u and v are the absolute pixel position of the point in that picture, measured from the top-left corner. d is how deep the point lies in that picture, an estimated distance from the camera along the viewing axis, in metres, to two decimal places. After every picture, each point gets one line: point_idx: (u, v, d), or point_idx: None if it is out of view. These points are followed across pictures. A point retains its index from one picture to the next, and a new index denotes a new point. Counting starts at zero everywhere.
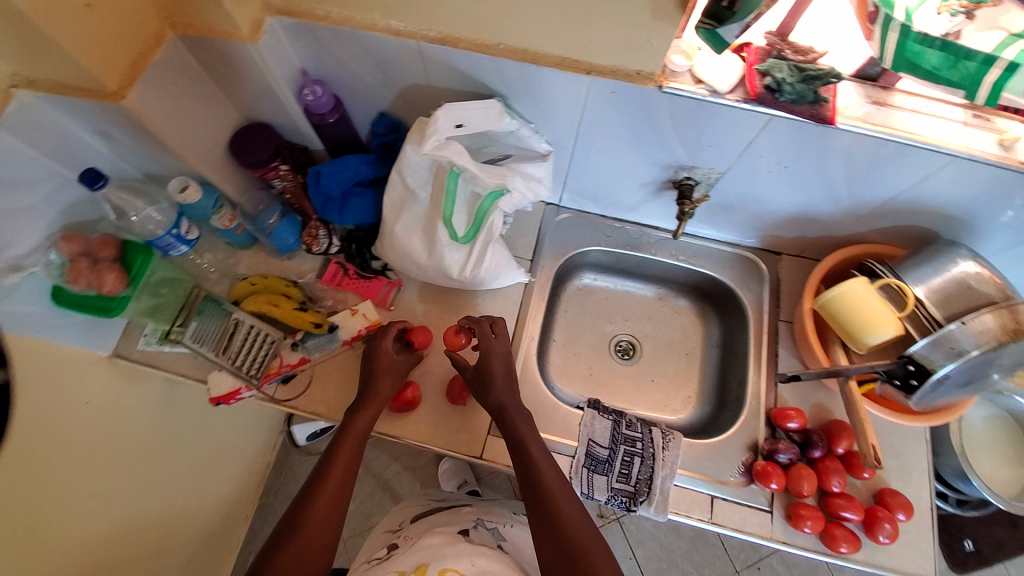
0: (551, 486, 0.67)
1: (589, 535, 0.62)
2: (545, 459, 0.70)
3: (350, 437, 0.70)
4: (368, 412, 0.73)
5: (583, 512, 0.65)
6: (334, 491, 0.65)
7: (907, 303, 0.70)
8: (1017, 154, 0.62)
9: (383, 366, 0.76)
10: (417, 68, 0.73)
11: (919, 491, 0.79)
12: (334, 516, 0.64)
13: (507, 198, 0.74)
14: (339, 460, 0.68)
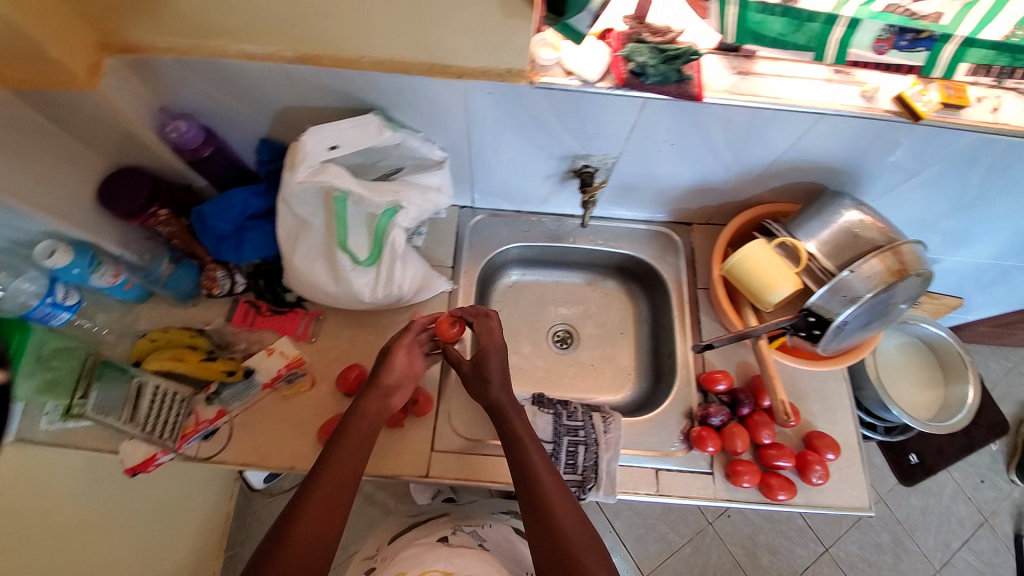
0: (547, 487, 0.67)
1: (581, 536, 0.63)
2: (542, 461, 0.70)
3: (347, 447, 0.67)
4: (366, 426, 0.70)
5: (572, 508, 0.66)
6: (326, 504, 0.62)
7: (801, 259, 0.73)
8: (879, 103, 0.64)
9: (388, 376, 0.74)
10: (286, 90, 0.70)
11: (844, 427, 0.84)
12: (329, 526, 0.61)
13: (403, 213, 0.71)
14: (333, 472, 0.65)
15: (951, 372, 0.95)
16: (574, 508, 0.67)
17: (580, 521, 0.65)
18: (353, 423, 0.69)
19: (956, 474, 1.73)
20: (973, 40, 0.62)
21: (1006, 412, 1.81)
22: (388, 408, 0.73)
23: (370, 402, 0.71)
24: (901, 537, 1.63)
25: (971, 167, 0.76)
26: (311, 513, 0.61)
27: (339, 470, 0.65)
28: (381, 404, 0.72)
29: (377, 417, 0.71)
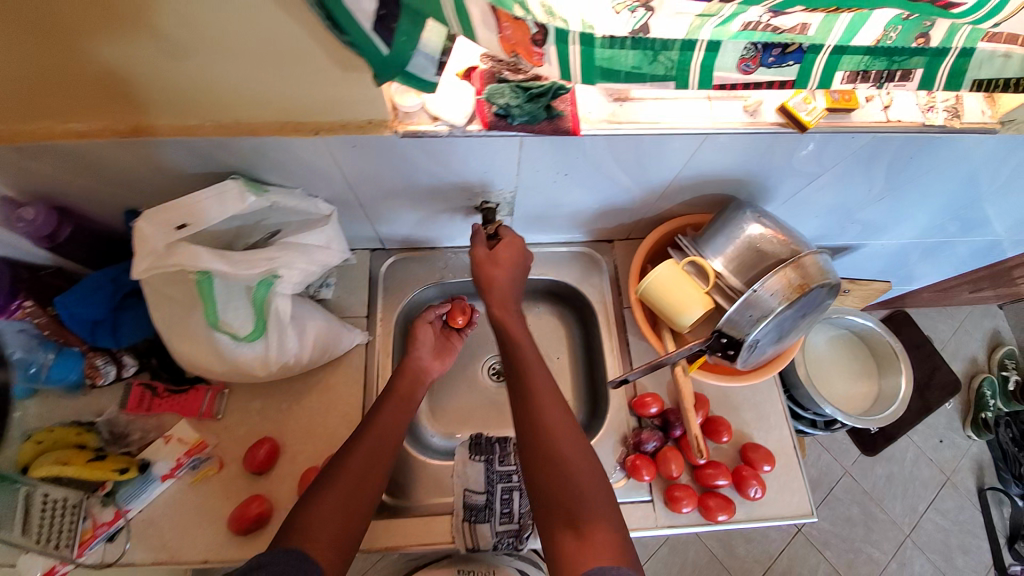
0: (552, 424, 0.66)
1: (589, 478, 0.62)
2: (550, 400, 0.67)
3: (386, 420, 0.71)
4: (397, 403, 0.74)
5: (582, 447, 0.65)
6: (360, 471, 0.65)
7: (709, 277, 0.72)
8: (763, 116, 0.62)
9: (418, 354, 0.81)
10: (136, 163, 0.64)
11: (780, 433, 0.83)
12: (363, 490, 0.64)
13: (281, 282, 0.65)
14: (368, 442, 0.68)
15: (886, 365, 0.97)
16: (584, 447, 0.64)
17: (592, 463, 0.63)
18: (386, 399, 0.74)
19: (916, 437, 1.68)
20: (845, 48, 0.50)
21: (957, 369, 1.78)
22: (424, 382, 0.79)
23: (403, 380, 0.77)
24: (868, 506, 1.59)
25: (872, 163, 0.74)
26: (345, 476, 0.64)
27: (376, 439, 0.69)
28: (413, 382, 0.78)
29: (403, 389, 0.76)
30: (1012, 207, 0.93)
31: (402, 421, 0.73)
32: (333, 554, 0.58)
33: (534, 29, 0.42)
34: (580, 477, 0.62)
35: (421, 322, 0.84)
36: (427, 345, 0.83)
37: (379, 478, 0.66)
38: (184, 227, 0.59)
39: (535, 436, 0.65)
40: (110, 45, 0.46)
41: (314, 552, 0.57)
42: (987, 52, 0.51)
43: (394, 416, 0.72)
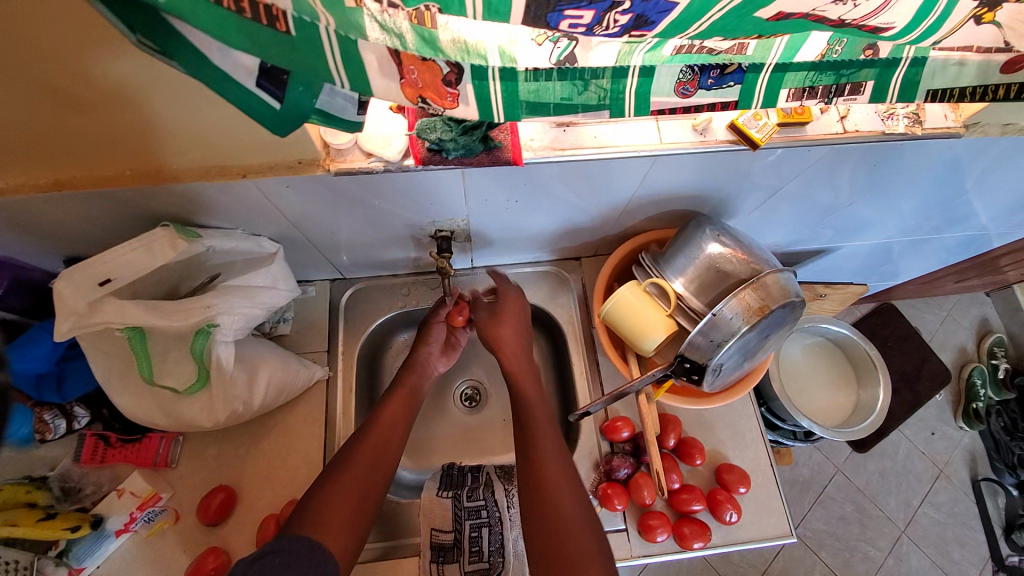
0: (538, 430, 0.68)
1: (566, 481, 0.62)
2: (541, 411, 0.70)
3: (394, 408, 0.73)
4: (406, 393, 0.76)
5: (564, 459, 0.65)
6: (370, 459, 0.66)
7: (670, 299, 0.71)
8: (714, 134, 0.62)
9: (428, 347, 0.82)
10: (61, 215, 0.60)
11: (754, 451, 0.84)
12: (374, 477, 0.65)
13: (220, 330, 0.64)
14: (379, 430, 0.69)
15: (864, 375, 1.02)
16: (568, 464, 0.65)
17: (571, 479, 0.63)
18: (396, 390, 0.76)
19: (908, 431, 1.56)
20: (789, 65, 0.45)
21: (947, 359, 1.65)
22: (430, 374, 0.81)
23: (411, 372, 0.78)
24: (863, 504, 1.46)
25: (834, 174, 0.72)
26: (357, 462, 0.65)
27: (385, 427, 0.70)
28: (421, 375, 0.79)
29: (410, 381, 0.77)
30: (1003, 197, 0.84)
31: (411, 410, 0.74)
32: (344, 539, 0.58)
33: (444, 69, 0.37)
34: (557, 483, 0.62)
35: (433, 317, 0.84)
36: (439, 339, 0.83)
37: (388, 465, 0.67)
38: (108, 281, 0.61)
39: (524, 424, 0.69)
40: (120, 113, 0.47)
41: (326, 538, 0.57)
42: (941, 59, 0.44)
43: (400, 407, 0.73)
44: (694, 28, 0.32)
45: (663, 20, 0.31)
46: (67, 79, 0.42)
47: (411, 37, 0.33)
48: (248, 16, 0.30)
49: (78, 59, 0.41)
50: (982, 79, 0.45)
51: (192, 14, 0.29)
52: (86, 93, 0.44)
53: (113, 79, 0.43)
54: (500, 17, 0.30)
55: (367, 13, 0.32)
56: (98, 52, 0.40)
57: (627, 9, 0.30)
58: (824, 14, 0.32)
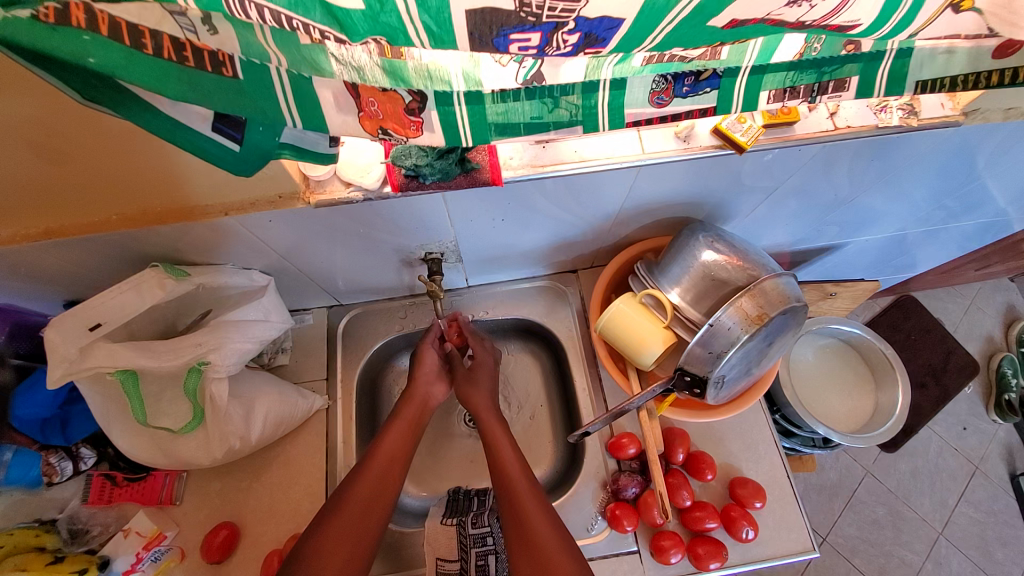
0: (516, 486, 0.67)
1: (551, 532, 0.62)
2: (511, 454, 0.72)
3: (392, 445, 0.70)
4: (405, 427, 0.73)
5: (545, 508, 0.65)
6: (364, 504, 0.64)
7: (666, 310, 0.69)
8: (698, 139, 0.61)
9: (424, 376, 0.79)
10: (56, 261, 0.61)
11: (770, 462, 0.81)
12: (368, 521, 0.63)
13: (211, 366, 0.66)
14: (371, 476, 0.66)
15: (883, 376, 0.99)
16: (552, 518, 0.64)
17: (558, 530, 0.63)
18: (394, 422, 0.73)
19: (937, 426, 1.49)
20: (766, 66, 0.42)
21: (973, 350, 1.58)
22: (431, 405, 0.78)
23: (409, 405, 0.76)
24: (895, 506, 1.39)
25: (830, 171, 0.69)
26: (351, 506, 0.63)
27: (379, 470, 0.67)
28: (420, 408, 0.76)
29: (405, 412, 0.75)
30: (1019, 179, 0.80)
31: (411, 442, 0.72)
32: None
33: (406, 97, 0.37)
34: (541, 531, 0.62)
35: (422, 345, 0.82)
36: (431, 364, 0.80)
37: (381, 511, 0.65)
38: (99, 325, 0.62)
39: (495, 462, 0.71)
40: (99, 162, 0.48)
41: None
42: (928, 49, 0.41)
43: (395, 442, 0.71)
44: (649, 41, 0.31)
45: (613, 37, 0.30)
46: (36, 133, 0.43)
47: (372, 69, 0.33)
48: (191, 65, 0.30)
49: (48, 115, 0.41)
50: (972, 67, 0.42)
51: (128, 70, 0.29)
52: (59, 144, 0.45)
53: (87, 133, 0.44)
54: (446, 46, 0.30)
55: (328, 52, 0.32)
56: (65, 108, 0.41)
57: (573, 29, 0.29)
58: (781, 18, 0.30)
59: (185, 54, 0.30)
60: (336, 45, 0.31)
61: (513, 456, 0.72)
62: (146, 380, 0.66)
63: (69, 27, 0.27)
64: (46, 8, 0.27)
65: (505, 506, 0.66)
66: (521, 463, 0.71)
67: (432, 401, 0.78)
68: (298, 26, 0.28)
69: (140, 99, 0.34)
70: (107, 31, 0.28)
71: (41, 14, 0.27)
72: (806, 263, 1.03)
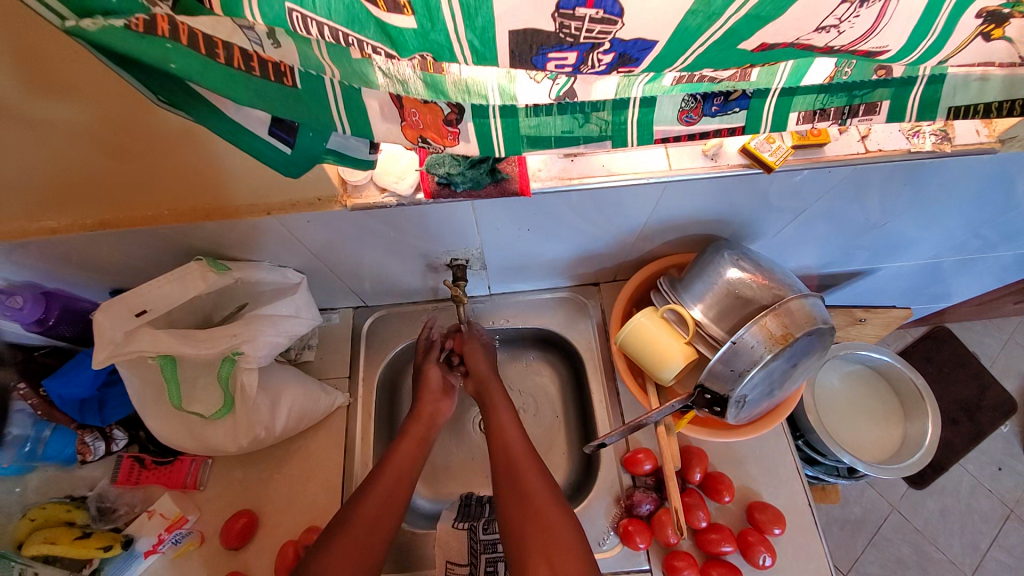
0: (512, 447, 0.71)
1: (543, 488, 0.66)
2: (509, 418, 0.75)
3: (401, 460, 0.72)
4: (413, 445, 0.75)
5: (538, 467, 0.69)
6: (371, 518, 0.65)
7: (689, 326, 0.70)
8: (725, 158, 0.62)
9: (430, 393, 0.82)
10: (107, 250, 0.65)
11: (790, 488, 0.79)
12: (372, 537, 0.64)
13: (243, 358, 0.69)
14: (380, 492, 0.68)
15: (911, 407, 0.96)
16: (545, 475, 0.67)
17: (550, 487, 0.66)
18: (404, 439, 0.75)
19: (970, 465, 1.42)
20: (796, 89, 0.43)
21: (1012, 387, 1.50)
22: (438, 421, 0.80)
23: (417, 423, 0.78)
24: (923, 546, 1.33)
25: (860, 195, 0.69)
26: (359, 519, 0.65)
27: (387, 487, 0.69)
28: (428, 424, 0.79)
29: (414, 430, 0.77)
30: None
31: (419, 459, 0.74)
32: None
33: (445, 109, 0.39)
34: (535, 485, 0.66)
35: (424, 362, 0.85)
36: (434, 381, 0.82)
37: (387, 529, 0.66)
38: (144, 312, 0.66)
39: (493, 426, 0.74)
40: (158, 159, 0.52)
41: None
42: (961, 76, 0.42)
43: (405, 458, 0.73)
44: (679, 62, 0.33)
45: (646, 57, 0.32)
46: (106, 130, 0.47)
47: (414, 82, 0.35)
48: (257, 74, 0.33)
49: (118, 115, 0.45)
50: (1008, 94, 0.42)
51: (203, 76, 0.32)
52: (123, 141, 0.49)
53: (150, 131, 0.48)
54: (487, 61, 0.32)
55: (375, 65, 0.34)
56: (133, 107, 0.44)
57: (608, 50, 0.31)
58: (810, 43, 0.31)
59: (252, 64, 0.33)
60: (384, 59, 0.34)
61: (512, 420, 0.75)
62: (182, 368, 0.69)
63: (156, 35, 0.30)
64: (137, 19, 0.30)
65: (499, 466, 0.69)
66: (519, 427, 0.74)
67: (439, 417, 0.81)
68: (353, 42, 0.31)
69: (207, 101, 0.37)
70: (186, 40, 0.31)
71: (133, 24, 0.30)
72: (834, 287, 1.01)
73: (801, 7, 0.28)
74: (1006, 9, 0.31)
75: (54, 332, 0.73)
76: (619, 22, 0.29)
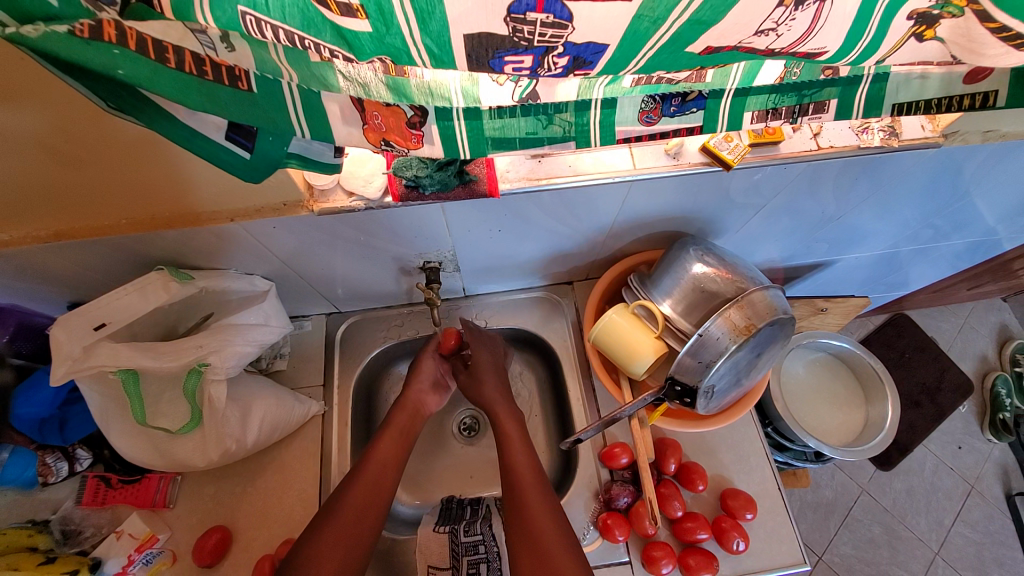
0: (522, 476, 0.70)
1: (553, 527, 0.63)
2: (521, 448, 0.74)
3: (386, 452, 0.72)
4: (397, 435, 0.75)
5: (549, 499, 0.67)
6: (357, 510, 0.65)
7: (658, 321, 0.71)
8: (687, 157, 0.64)
9: (418, 386, 0.82)
10: (63, 263, 0.63)
11: (761, 474, 0.82)
12: (363, 523, 0.65)
13: (210, 369, 0.67)
14: (364, 481, 0.68)
15: (872, 391, 1.00)
16: (551, 503, 0.67)
17: (560, 526, 0.64)
18: (387, 430, 0.75)
19: (932, 445, 1.49)
20: (748, 90, 0.45)
21: (967, 369, 1.59)
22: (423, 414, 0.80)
23: (400, 412, 0.78)
24: (891, 525, 1.39)
25: (815, 189, 0.72)
26: (345, 511, 0.64)
27: (372, 477, 0.69)
28: (412, 415, 0.79)
29: (397, 421, 0.77)
30: (1003, 199, 0.82)
31: (403, 451, 0.74)
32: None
33: (408, 112, 0.39)
34: (545, 523, 0.64)
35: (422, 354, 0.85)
36: (426, 376, 0.83)
37: (376, 515, 0.66)
38: (103, 325, 0.64)
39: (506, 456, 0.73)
40: (114, 166, 0.50)
41: None
42: (903, 74, 0.44)
43: (391, 448, 0.73)
44: (632, 65, 0.34)
45: (600, 59, 0.33)
46: (57, 138, 0.45)
47: (376, 85, 0.35)
48: (210, 79, 0.33)
49: (69, 123, 0.44)
50: (945, 90, 0.45)
51: (153, 81, 0.31)
52: (76, 150, 0.47)
53: (103, 139, 0.46)
54: (445, 65, 0.32)
55: (336, 70, 0.34)
56: (84, 116, 0.43)
57: (562, 53, 0.32)
58: (751, 46, 0.33)
59: (205, 69, 0.32)
60: (343, 63, 0.34)
61: (524, 453, 0.73)
62: (146, 382, 0.67)
63: (102, 42, 0.29)
64: (82, 24, 0.28)
65: (510, 502, 0.68)
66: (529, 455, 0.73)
67: (424, 409, 0.81)
68: (310, 45, 0.31)
69: (160, 107, 0.36)
70: (134, 46, 0.30)
71: (77, 29, 0.28)
72: (798, 279, 1.05)
73: (740, 11, 0.29)
74: (936, 9, 0.32)
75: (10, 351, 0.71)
76: (570, 25, 0.29)
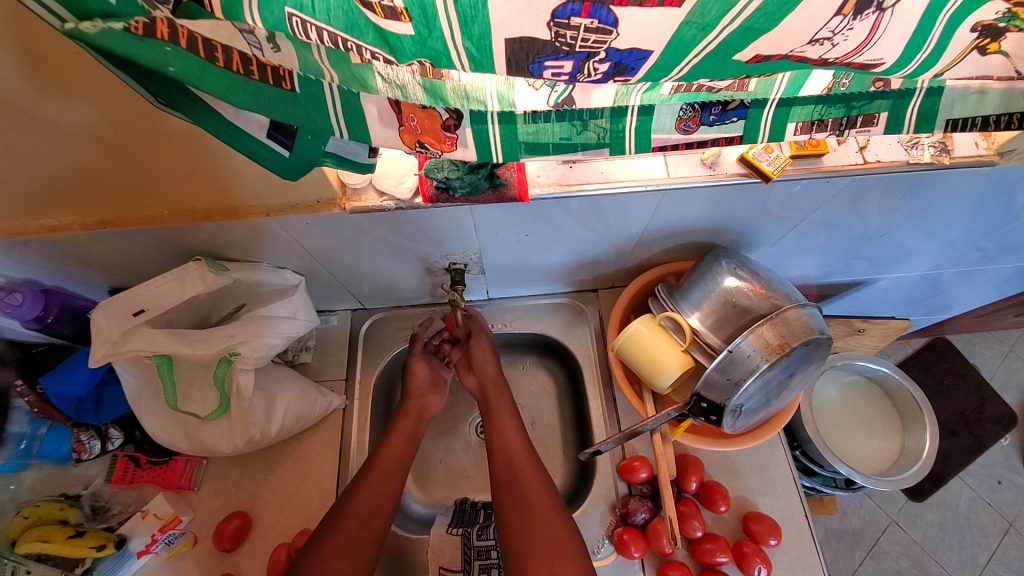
0: (519, 472, 0.69)
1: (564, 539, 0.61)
2: (513, 436, 0.73)
3: (395, 451, 0.72)
4: (403, 439, 0.75)
5: (551, 499, 0.66)
6: (359, 520, 0.65)
7: (685, 333, 0.70)
8: (724, 167, 0.62)
9: (418, 389, 0.82)
10: (107, 248, 0.65)
11: (787, 499, 0.79)
12: (372, 519, 0.65)
13: (239, 359, 0.69)
14: (377, 476, 0.69)
15: (910, 419, 0.95)
16: (563, 514, 0.65)
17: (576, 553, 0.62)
18: (393, 433, 0.76)
19: (969, 478, 1.41)
20: (793, 99, 0.43)
21: (1012, 401, 1.49)
22: (427, 417, 0.81)
23: (406, 418, 0.78)
24: (921, 559, 1.32)
25: (858, 206, 0.69)
26: (351, 516, 0.65)
27: (380, 478, 0.69)
28: (416, 420, 0.79)
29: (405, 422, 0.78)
30: None
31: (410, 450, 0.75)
32: None
33: (444, 114, 0.40)
34: (551, 526, 0.63)
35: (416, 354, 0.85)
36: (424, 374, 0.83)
37: (387, 508, 0.67)
38: (141, 312, 0.66)
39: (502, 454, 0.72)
40: (159, 158, 0.52)
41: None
42: (958, 88, 0.42)
43: (402, 440, 0.75)
44: (675, 72, 0.33)
45: (642, 66, 0.32)
46: (110, 130, 0.47)
47: (413, 88, 0.36)
48: (255, 77, 0.33)
49: (122, 117, 0.46)
50: (1005, 107, 0.42)
51: (203, 79, 0.32)
52: (125, 142, 0.49)
53: (153, 133, 0.48)
54: (484, 69, 0.32)
55: (375, 70, 0.35)
56: (135, 111, 0.45)
57: (604, 58, 0.31)
58: (804, 54, 0.31)
59: (251, 68, 0.33)
60: (383, 65, 0.34)
61: (529, 462, 0.70)
62: (179, 368, 0.70)
63: (154, 39, 0.30)
64: (137, 22, 0.30)
65: (506, 508, 0.66)
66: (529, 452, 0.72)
67: (428, 412, 0.81)
68: (352, 47, 0.31)
69: (207, 105, 0.37)
70: (185, 44, 0.31)
71: (133, 27, 0.30)
72: (834, 297, 1.01)
73: (796, 17, 0.28)
74: (1002, 22, 0.30)
75: (52, 330, 0.73)
76: (614, 31, 0.29)
